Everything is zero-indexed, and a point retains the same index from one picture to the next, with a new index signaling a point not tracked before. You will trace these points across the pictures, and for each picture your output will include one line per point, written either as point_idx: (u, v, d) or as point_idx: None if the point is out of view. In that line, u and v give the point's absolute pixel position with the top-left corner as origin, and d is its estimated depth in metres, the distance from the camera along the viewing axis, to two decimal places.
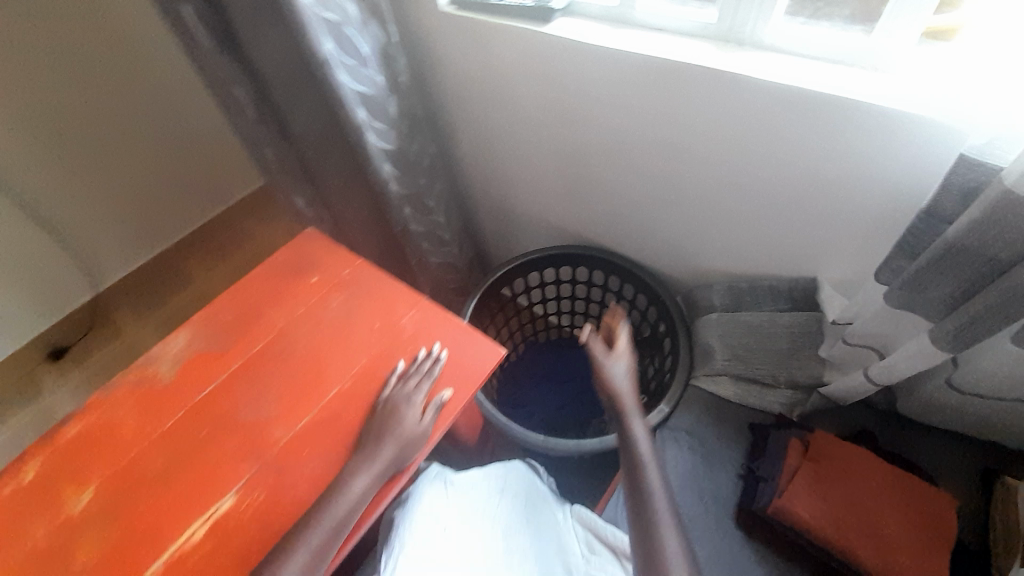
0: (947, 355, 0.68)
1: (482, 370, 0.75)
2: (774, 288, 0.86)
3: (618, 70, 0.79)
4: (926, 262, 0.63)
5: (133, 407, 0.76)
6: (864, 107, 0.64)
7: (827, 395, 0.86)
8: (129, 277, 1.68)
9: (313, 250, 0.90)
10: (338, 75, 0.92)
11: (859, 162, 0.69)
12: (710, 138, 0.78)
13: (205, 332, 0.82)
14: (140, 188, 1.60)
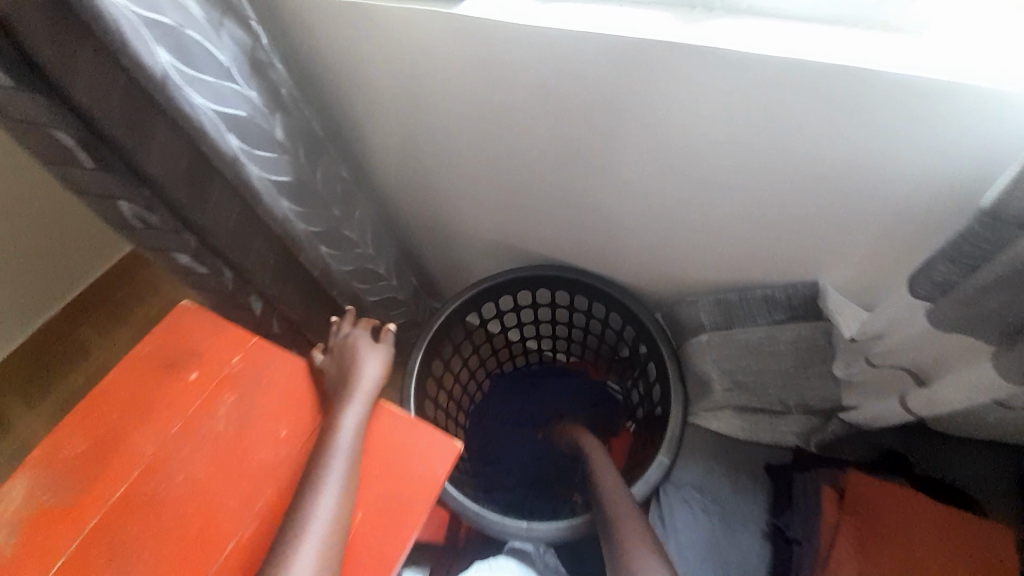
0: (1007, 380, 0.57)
1: (431, 464, 0.55)
2: (769, 297, 0.75)
3: (560, 55, 0.62)
4: (991, 279, 0.50)
5: None
6: (890, 80, 0.51)
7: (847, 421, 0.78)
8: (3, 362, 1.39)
9: (186, 334, 0.67)
10: (188, 96, 0.67)
11: (867, 141, 0.56)
12: (680, 131, 0.63)
13: (49, 476, 0.59)
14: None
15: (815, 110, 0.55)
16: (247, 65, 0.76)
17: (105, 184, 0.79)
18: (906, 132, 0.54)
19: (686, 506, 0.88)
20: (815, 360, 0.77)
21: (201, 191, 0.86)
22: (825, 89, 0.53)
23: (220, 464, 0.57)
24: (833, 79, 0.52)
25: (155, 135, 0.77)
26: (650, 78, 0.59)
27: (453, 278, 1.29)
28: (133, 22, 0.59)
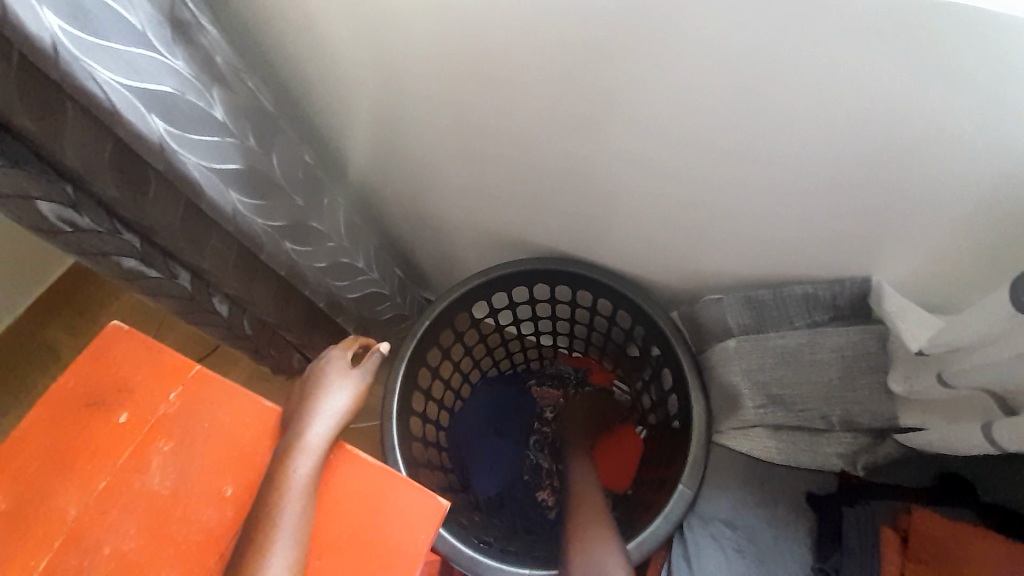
0: None
1: (415, 530, 0.45)
2: (810, 296, 0.65)
3: (562, 1, 0.49)
4: None
5: None
6: (992, 19, 0.39)
7: (903, 443, 0.64)
8: None
9: (112, 368, 0.55)
10: (95, 70, 0.53)
11: (951, 98, 0.45)
12: (707, 92, 0.52)
13: None
14: None
15: (890, 59, 0.44)
16: (170, 28, 0.61)
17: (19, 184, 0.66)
18: (1009, 84, 0.43)
19: (714, 543, 0.70)
20: (864, 370, 0.65)
21: (137, 188, 0.73)
22: (912, 28, 0.42)
23: (155, 535, 0.48)
24: (919, 17, 0.41)
25: (66, 123, 0.62)
26: (676, 27, 0.47)
27: (441, 268, 1.17)
28: None
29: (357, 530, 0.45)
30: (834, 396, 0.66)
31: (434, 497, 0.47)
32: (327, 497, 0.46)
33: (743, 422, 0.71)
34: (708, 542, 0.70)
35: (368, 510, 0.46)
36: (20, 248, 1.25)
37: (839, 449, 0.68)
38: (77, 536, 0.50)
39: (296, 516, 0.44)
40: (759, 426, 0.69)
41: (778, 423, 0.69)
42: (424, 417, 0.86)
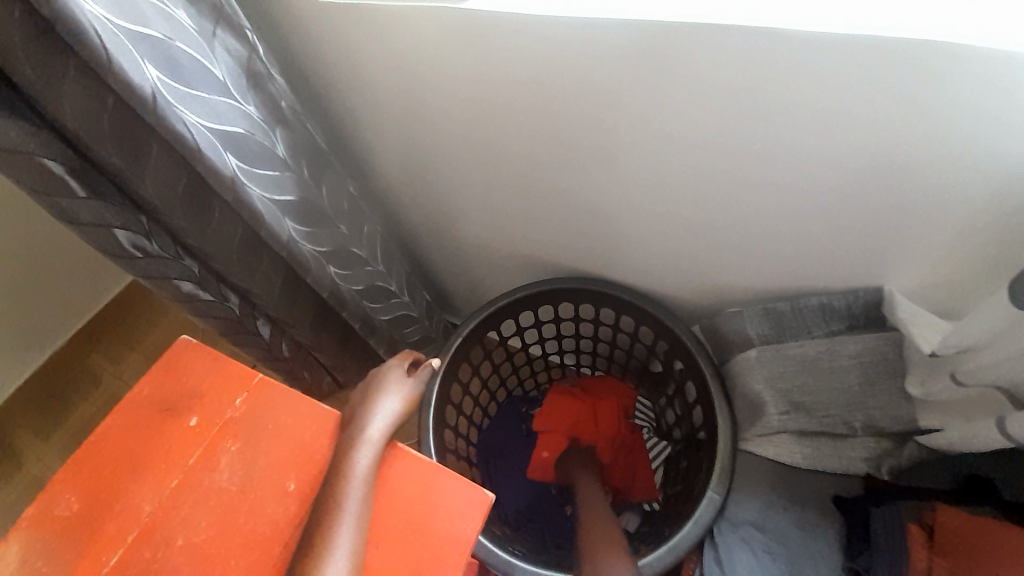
0: None
1: (464, 521, 0.49)
2: (826, 306, 0.69)
3: (588, 47, 0.56)
4: None
5: None
6: (967, 52, 0.45)
7: (927, 445, 0.66)
8: (19, 397, 1.37)
9: (184, 376, 0.61)
10: (186, 114, 0.62)
11: (943, 121, 0.51)
12: (718, 124, 0.58)
13: (44, 543, 0.54)
14: None
15: (882, 88, 0.50)
16: (245, 78, 0.70)
17: (103, 215, 0.74)
18: (996, 108, 0.48)
19: (744, 546, 0.70)
20: (883, 376, 0.67)
21: (203, 217, 0.80)
22: (901, 62, 0.48)
23: (225, 526, 0.53)
24: (907, 52, 0.47)
25: (149, 160, 0.71)
26: (689, 68, 0.54)
27: (465, 291, 1.22)
28: (121, 36, 0.54)
29: (411, 522, 0.49)
30: (855, 402, 0.69)
31: (480, 490, 0.51)
32: (382, 491, 0.51)
33: (769, 431, 0.72)
34: (739, 545, 0.70)
35: (421, 502, 0.50)
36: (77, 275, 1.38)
37: (864, 453, 0.69)
38: (151, 531, 0.54)
39: (354, 505, 0.48)
40: (785, 431, 0.71)
41: (803, 429, 0.71)
42: (455, 430, 0.90)
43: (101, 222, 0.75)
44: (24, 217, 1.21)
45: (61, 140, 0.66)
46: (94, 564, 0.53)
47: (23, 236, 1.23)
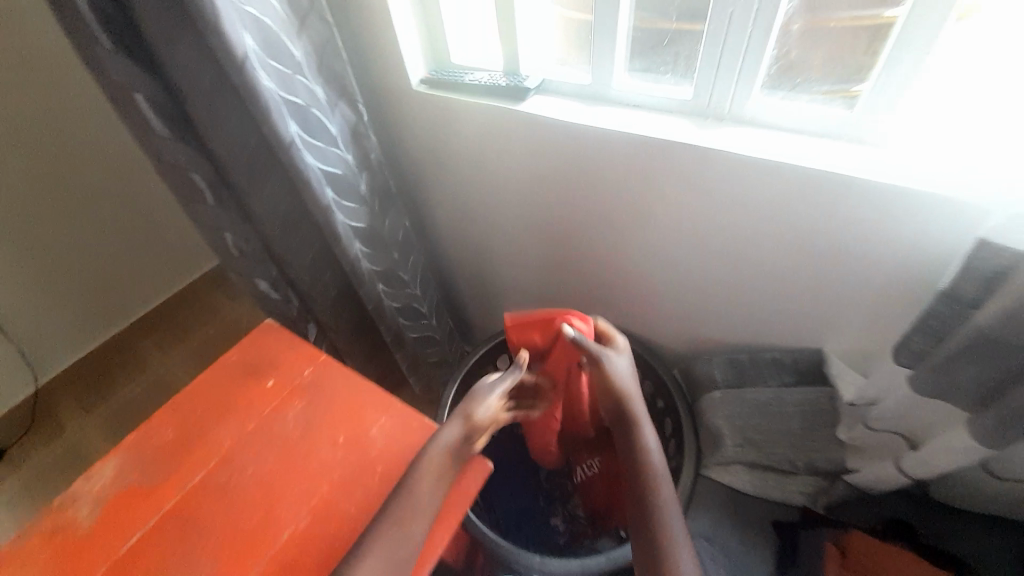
0: (992, 450, 0.55)
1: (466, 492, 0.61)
2: (777, 360, 0.81)
3: (596, 144, 0.75)
4: (959, 347, 0.52)
5: (49, 561, 0.62)
6: (859, 185, 0.59)
7: (853, 484, 0.73)
8: (83, 368, 1.55)
9: (268, 348, 0.80)
10: (305, 157, 0.84)
11: (853, 228, 0.64)
12: (689, 208, 0.75)
13: (142, 458, 0.70)
14: (99, 274, 1.50)
15: (803, 198, 0.64)
16: (349, 134, 0.94)
17: (221, 220, 0.97)
18: (886, 225, 0.61)
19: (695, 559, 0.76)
20: (824, 425, 0.76)
21: (292, 230, 1.02)
22: (816, 182, 0.62)
23: (283, 461, 0.68)
24: (817, 179, 0.61)
25: (267, 183, 0.94)
26: (666, 169, 0.72)
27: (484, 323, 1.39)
28: (277, 101, 0.77)
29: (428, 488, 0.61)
30: (799, 444, 0.77)
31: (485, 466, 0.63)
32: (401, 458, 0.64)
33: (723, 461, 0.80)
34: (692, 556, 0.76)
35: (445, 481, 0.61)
36: (172, 259, 1.65)
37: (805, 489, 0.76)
38: (217, 463, 0.69)
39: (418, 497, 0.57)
40: (738, 462, 0.79)
41: (753, 462, 0.79)
42: None
43: (218, 226, 0.97)
44: (153, 202, 1.53)
45: (208, 162, 0.90)
46: (176, 482, 0.68)
47: (161, 233, 1.58)
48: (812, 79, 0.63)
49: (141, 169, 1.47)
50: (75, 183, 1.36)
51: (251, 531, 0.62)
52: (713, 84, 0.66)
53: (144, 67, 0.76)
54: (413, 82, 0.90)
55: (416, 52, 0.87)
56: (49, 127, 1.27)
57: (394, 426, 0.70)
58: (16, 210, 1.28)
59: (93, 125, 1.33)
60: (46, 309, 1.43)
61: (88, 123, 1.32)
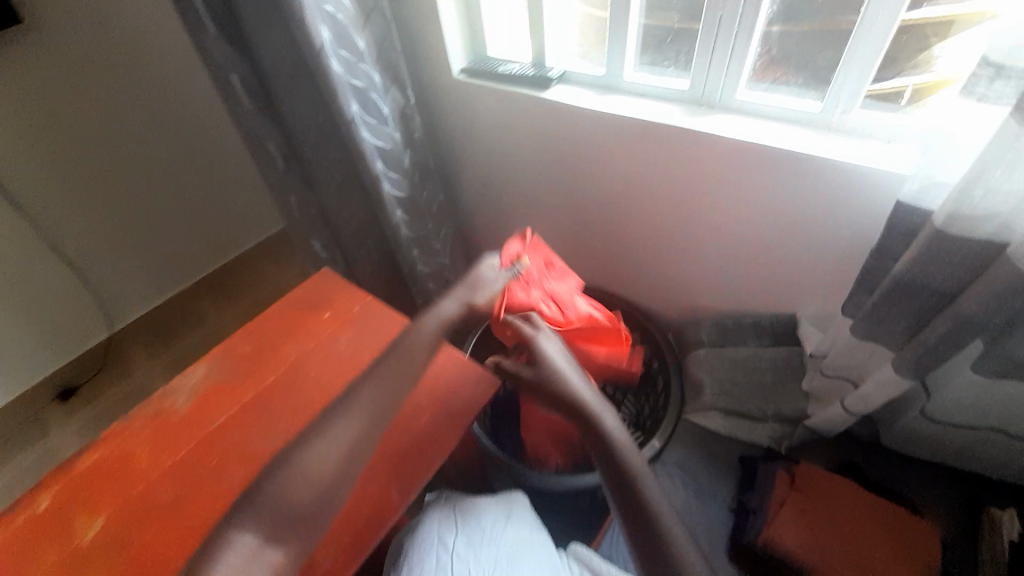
0: (911, 381, 0.66)
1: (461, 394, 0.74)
2: (756, 323, 0.92)
3: (605, 126, 0.87)
4: (884, 292, 0.63)
5: (149, 436, 0.77)
6: (819, 162, 0.70)
7: (811, 428, 0.84)
8: (141, 320, 1.57)
9: (325, 288, 0.96)
10: (361, 132, 1.00)
11: (817, 201, 0.75)
12: (682, 184, 0.86)
13: (223, 365, 0.85)
14: (171, 224, 1.52)
15: (774, 175, 0.75)
16: (400, 115, 1.09)
17: (288, 182, 1.16)
18: (845, 199, 0.72)
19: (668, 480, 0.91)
20: (791, 380, 0.90)
21: (345, 197, 1.18)
22: (784, 162, 0.73)
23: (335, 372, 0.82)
24: (785, 159, 0.73)
25: (328, 153, 1.10)
26: (663, 149, 0.84)
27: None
28: (342, 83, 0.93)
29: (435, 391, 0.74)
30: (768, 395, 0.91)
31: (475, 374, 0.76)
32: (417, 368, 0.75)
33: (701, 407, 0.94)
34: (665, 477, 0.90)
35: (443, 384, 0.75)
36: (238, 221, 1.67)
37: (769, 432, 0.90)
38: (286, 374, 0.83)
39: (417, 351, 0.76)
40: (715, 408, 0.93)
41: (728, 409, 0.93)
42: None
43: (287, 187, 1.17)
44: (231, 161, 1.57)
45: (282, 133, 1.07)
46: (249, 383, 0.83)
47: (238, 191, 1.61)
48: (791, 73, 0.76)
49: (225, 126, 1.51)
50: (174, 138, 1.42)
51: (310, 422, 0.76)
52: (706, 77, 0.79)
53: (239, 50, 0.93)
54: (453, 71, 1.04)
55: (458, 45, 1.02)
56: (150, 75, 1.32)
57: None
58: (122, 159, 1.35)
59: (196, 84, 1.41)
60: (120, 253, 1.45)
61: (183, 78, 1.38)
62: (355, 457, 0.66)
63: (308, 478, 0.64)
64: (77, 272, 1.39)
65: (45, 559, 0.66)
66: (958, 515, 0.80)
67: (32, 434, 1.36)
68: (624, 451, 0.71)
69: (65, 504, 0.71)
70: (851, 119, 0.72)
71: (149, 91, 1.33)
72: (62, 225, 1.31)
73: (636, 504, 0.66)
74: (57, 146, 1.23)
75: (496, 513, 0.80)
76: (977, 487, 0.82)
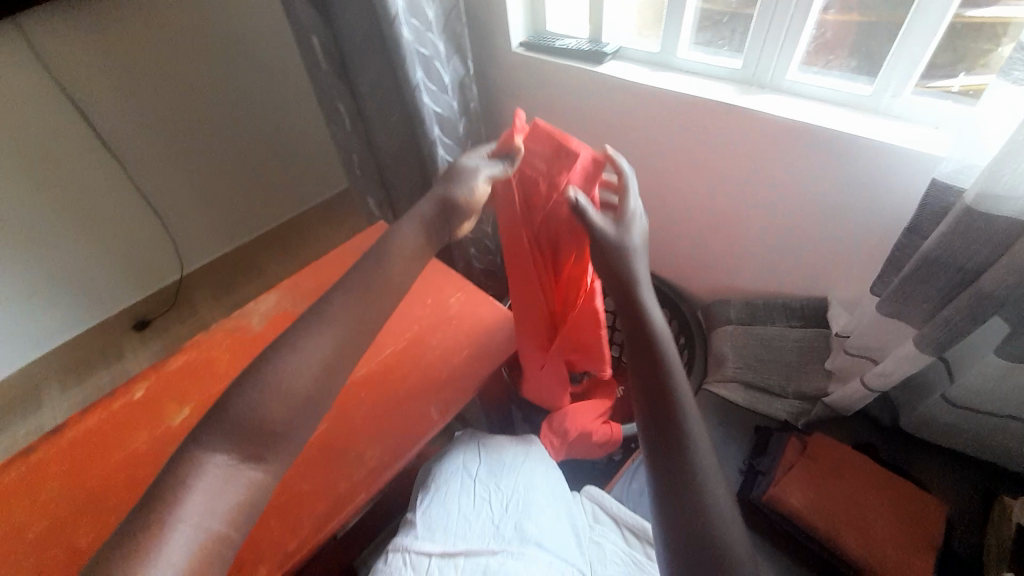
0: (929, 357, 0.69)
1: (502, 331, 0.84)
2: (787, 305, 0.96)
3: (655, 101, 0.91)
4: (912, 267, 0.66)
5: (229, 347, 0.89)
6: (863, 143, 0.73)
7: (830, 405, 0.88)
8: (210, 266, 1.73)
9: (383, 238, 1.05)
10: (423, 97, 1.07)
11: (858, 182, 0.77)
12: (725, 162, 0.89)
13: (291, 297, 0.95)
14: (242, 180, 1.66)
15: (816, 155, 0.78)
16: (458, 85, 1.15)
17: (351, 141, 1.26)
18: (886, 181, 0.74)
19: None
20: (815, 360, 0.93)
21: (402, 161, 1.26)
22: (826, 141, 0.76)
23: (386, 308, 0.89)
24: (829, 138, 0.75)
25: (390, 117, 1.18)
26: (709, 125, 0.86)
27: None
28: (410, 50, 1.00)
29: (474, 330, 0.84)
30: (791, 374, 0.94)
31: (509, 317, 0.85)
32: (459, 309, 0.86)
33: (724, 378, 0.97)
34: None
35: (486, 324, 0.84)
36: (301, 183, 1.81)
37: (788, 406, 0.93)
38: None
39: (394, 257, 0.65)
40: (737, 380, 0.97)
41: (750, 382, 0.96)
42: None
43: (350, 147, 1.28)
44: (298, 124, 1.69)
45: (351, 96, 1.16)
46: None
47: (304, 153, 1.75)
48: (843, 57, 0.79)
49: (296, 91, 1.63)
50: (252, 103, 1.56)
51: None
52: (758, 57, 0.82)
53: (321, 15, 1.02)
54: (512, 44, 1.10)
55: (519, 19, 1.08)
56: (235, 39, 1.44)
57: (468, 298, 0.89)
58: (208, 118, 1.50)
59: (275, 50, 1.53)
60: (197, 202, 1.60)
61: (263, 43, 1.50)
62: (327, 375, 0.58)
63: (283, 395, 0.55)
64: (160, 218, 1.55)
65: (140, 438, 0.79)
66: (963, 498, 0.85)
67: (111, 355, 1.54)
68: (682, 399, 0.55)
69: (157, 396, 0.83)
70: (903, 103, 0.74)
71: (232, 55, 1.46)
72: (148, 172, 1.46)
73: (679, 462, 0.51)
74: (152, 100, 1.38)
75: (518, 451, 0.85)
76: (988, 474, 0.87)
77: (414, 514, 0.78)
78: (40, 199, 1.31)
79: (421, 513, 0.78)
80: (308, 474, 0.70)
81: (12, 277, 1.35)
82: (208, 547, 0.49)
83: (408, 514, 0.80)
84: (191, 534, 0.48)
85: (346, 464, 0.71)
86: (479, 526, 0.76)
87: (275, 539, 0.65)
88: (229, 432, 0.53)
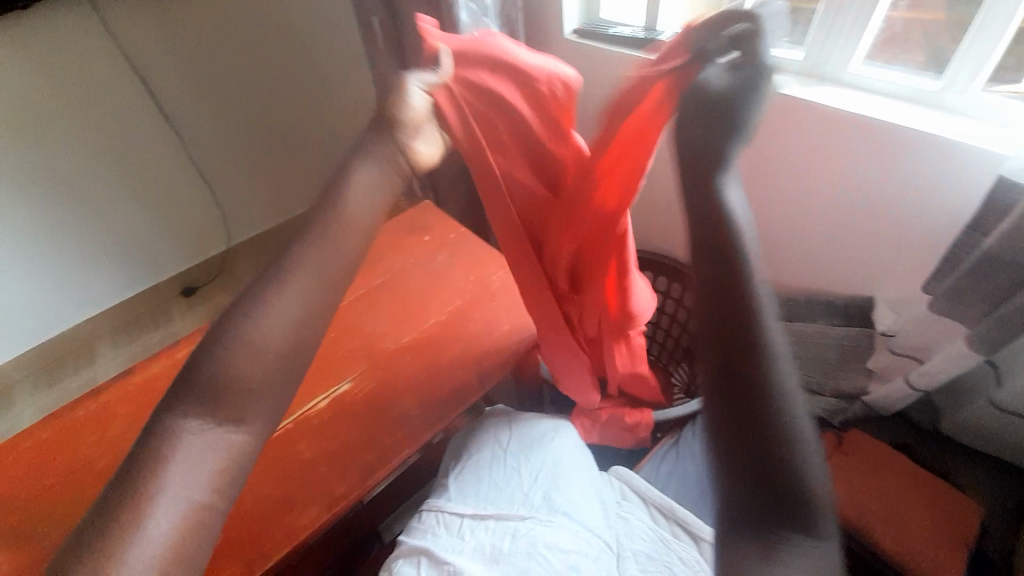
0: (980, 357, 0.73)
1: None
2: (830, 302, 0.94)
3: None
4: (972, 265, 0.68)
5: None
6: (925, 139, 0.71)
7: (868, 402, 0.93)
8: (254, 240, 1.80)
9: (432, 214, 1.09)
10: None
11: (915, 179, 0.75)
12: (774, 156, 0.88)
13: None
14: (291, 156, 1.72)
15: (872, 150, 0.77)
16: None
17: None
18: (947, 179, 0.73)
19: None
20: (856, 358, 0.91)
21: None
22: (884, 135, 0.75)
23: (432, 283, 0.93)
24: (887, 133, 0.74)
25: None
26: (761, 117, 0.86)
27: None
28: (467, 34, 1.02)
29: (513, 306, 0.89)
30: (829, 372, 0.92)
31: None
32: (497, 285, 0.91)
33: None
34: None
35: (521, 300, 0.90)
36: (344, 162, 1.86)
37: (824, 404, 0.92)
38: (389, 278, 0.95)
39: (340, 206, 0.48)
40: None
41: None
42: None
43: None
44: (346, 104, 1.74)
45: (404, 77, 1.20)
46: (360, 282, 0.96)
47: (346, 130, 1.74)
48: (910, 52, 0.77)
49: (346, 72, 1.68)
50: (306, 83, 1.60)
51: (410, 315, 0.88)
52: (820, 48, 0.81)
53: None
54: (564, 31, 1.11)
55: (575, 6, 1.09)
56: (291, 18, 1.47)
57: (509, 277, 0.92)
58: (263, 96, 1.54)
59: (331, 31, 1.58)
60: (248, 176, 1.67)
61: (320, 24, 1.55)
62: (312, 323, 0.46)
63: (254, 354, 0.43)
64: (211, 190, 1.62)
65: None
66: (999, 503, 0.86)
67: (162, 318, 1.63)
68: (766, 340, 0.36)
69: None
70: (971, 100, 0.72)
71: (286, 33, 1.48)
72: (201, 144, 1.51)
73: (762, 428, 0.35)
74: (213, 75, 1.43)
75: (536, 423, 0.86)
76: None
77: (449, 480, 0.81)
78: (110, 165, 1.39)
79: (455, 478, 0.81)
80: (357, 427, 0.74)
81: (80, 239, 1.44)
82: (189, 529, 0.41)
83: (443, 478, 0.83)
84: (174, 507, 0.40)
85: (393, 422, 0.75)
86: (510, 494, 0.78)
87: (324, 483, 0.69)
88: (203, 395, 0.43)
